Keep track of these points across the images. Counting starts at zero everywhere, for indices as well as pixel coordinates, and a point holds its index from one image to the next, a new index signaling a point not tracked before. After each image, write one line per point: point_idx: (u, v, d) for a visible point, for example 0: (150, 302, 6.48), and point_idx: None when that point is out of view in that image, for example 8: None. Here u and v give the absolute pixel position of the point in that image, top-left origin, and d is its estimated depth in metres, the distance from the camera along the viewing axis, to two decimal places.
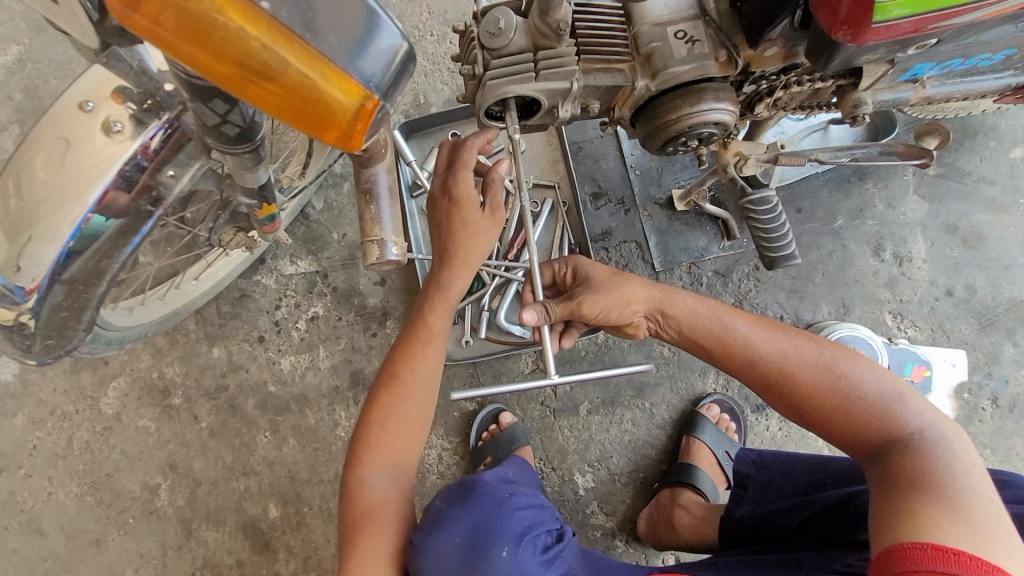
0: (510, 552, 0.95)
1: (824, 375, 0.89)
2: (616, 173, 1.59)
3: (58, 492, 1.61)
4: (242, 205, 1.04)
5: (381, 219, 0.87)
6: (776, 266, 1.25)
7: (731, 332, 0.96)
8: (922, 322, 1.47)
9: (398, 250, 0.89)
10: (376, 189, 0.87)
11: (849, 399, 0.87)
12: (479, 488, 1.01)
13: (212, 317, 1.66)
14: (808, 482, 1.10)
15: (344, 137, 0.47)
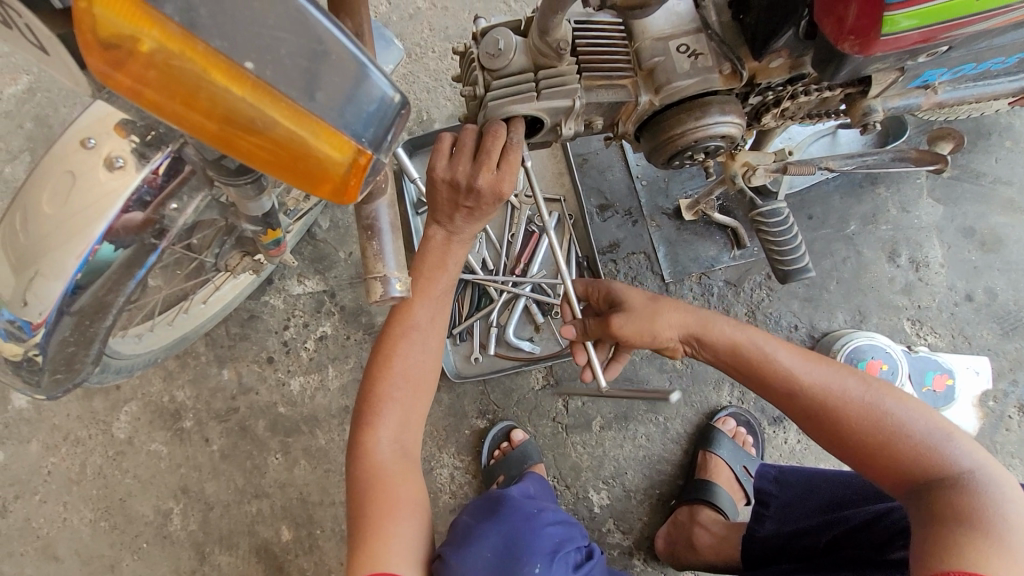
0: (542, 568, 0.93)
1: (869, 411, 0.88)
2: (622, 184, 1.57)
3: (73, 518, 1.61)
4: (247, 231, 1.04)
5: (384, 254, 0.71)
6: (789, 280, 1.22)
7: (771, 361, 0.94)
8: (942, 328, 1.43)
9: (403, 287, 0.72)
10: (377, 224, 0.71)
11: (893, 435, 0.86)
12: (507, 502, 1.02)
13: (222, 338, 1.67)
14: (832, 500, 1.09)
15: (339, 191, 0.47)
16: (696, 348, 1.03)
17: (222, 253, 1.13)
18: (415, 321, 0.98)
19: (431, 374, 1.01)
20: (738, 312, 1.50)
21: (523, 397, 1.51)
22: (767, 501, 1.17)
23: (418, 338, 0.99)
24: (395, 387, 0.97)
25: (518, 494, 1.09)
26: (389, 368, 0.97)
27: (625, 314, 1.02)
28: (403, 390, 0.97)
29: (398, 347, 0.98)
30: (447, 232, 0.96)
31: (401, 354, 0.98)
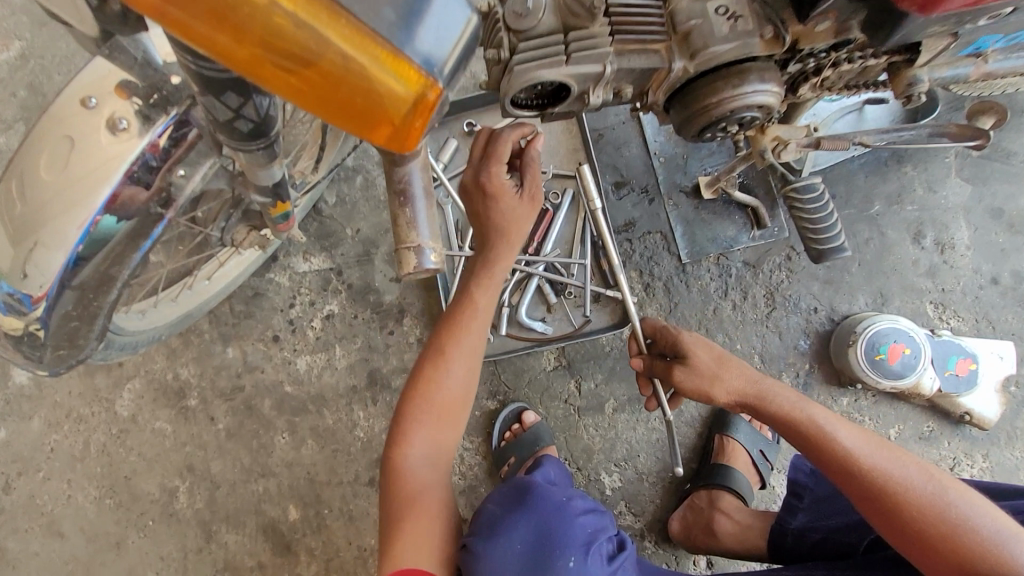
0: (576, 562, 0.92)
1: (931, 502, 0.86)
2: (639, 161, 1.53)
3: (77, 496, 1.61)
4: (255, 204, 0.99)
5: (416, 222, 0.68)
6: (823, 259, 1.18)
7: (834, 438, 0.93)
8: (965, 312, 1.41)
9: (438, 258, 0.69)
10: (410, 189, 0.68)
11: (958, 529, 0.84)
12: (538, 491, 0.99)
13: (226, 316, 1.63)
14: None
15: (400, 139, 0.43)
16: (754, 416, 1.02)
17: (228, 227, 1.09)
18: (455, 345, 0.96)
19: (473, 382, 0.97)
20: (756, 294, 1.46)
21: (534, 378, 1.48)
22: (800, 492, 1.16)
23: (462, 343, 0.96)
24: (433, 409, 0.94)
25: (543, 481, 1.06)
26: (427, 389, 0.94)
27: (685, 366, 1.04)
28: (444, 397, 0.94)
29: (436, 372, 0.94)
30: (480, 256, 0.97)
31: (443, 359, 0.95)
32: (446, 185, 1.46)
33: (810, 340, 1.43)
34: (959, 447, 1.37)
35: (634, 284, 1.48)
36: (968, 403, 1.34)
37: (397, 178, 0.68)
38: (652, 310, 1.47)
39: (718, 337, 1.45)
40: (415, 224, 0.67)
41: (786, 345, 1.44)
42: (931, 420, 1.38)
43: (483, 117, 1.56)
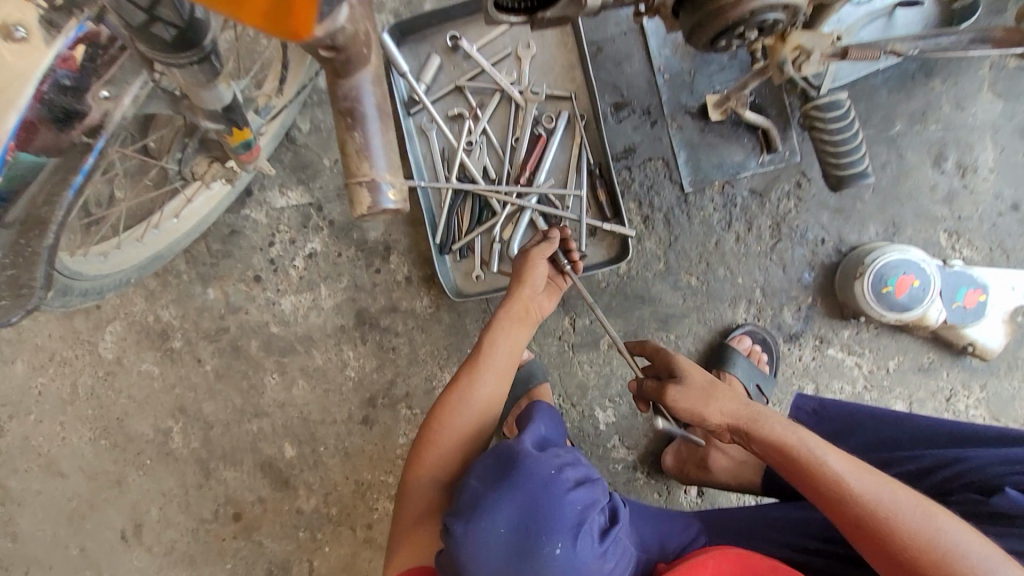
0: (564, 548, 0.78)
1: (924, 529, 0.79)
2: (641, 79, 1.40)
3: (71, 437, 1.61)
4: (210, 132, 0.88)
5: (369, 150, 0.58)
6: (844, 186, 1.18)
7: (823, 463, 0.86)
8: (980, 241, 1.34)
9: (397, 197, 0.59)
10: (359, 108, 0.57)
11: (948, 557, 0.77)
12: (523, 466, 0.82)
13: (203, 256, 1.55)
14: (875, 440, 1.07)
15: (285, 17, 0.43)
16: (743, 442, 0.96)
17: (186, 159, 0.98)
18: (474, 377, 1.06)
19: (490, 416, 1.07)
20: (762, 225, 1.38)
21: None
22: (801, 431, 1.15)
23: (490, 375, 1.07)
24: (450, 434, 1.04)
25: (533, 444, 0.90)
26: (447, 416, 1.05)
27: (679, 385, 1.00)
28: (465, 425, 1.05)
29: (457, 401, 1.05)
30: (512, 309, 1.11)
31: (468, 385, 1.06)
32: (430, 109, 1.34)
33: (815, 272, 1.37)
34: (957, 378, 1.35)
35: (632, 216, 1.40)
36: (972, 334, 1.30)
37: (344, 95, 0.57)
38: (651, 243, 1.39)
39: (719, 271, 1.39)
40: (368, 152, 0.57)
41: (790, 278, 1.38)
42: (932, 351, 1.35)
43: (468, 29, 1.40)
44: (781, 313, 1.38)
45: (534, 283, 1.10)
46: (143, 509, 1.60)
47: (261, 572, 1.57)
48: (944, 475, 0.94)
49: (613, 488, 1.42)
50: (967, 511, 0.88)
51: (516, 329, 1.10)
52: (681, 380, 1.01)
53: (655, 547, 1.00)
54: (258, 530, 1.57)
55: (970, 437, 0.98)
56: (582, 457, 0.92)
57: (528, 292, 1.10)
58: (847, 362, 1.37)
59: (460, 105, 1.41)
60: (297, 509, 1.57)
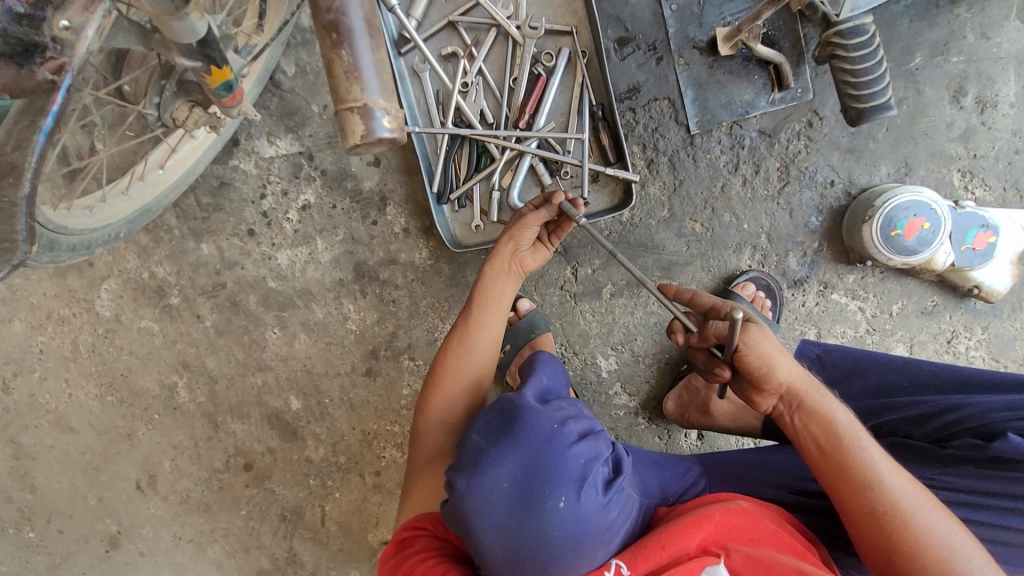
0: (567, 502, 0.78)
1: (940, 530, 0.78)
2: (647, 10, 1.31)
3: (78, 393, 1.62)
4: (189, 73, 0.82)
5: (359, 73, 0.56)
6: (863, 121, 1.11)
7: (857, 446, 0.84)
8: (994, 181, 1.30)
9: (392, 124, 0.57)
10: (346, 22, 0.55)
11: (952, 553, 0.77)
12: (525, 420, 0.82)
13: (193, 210, 1.51)
14: (878, 385, 1.08)
15: None
16: (787, 410, 0.91)
17: (165, 104, 0.92)
18: (470, 325, 1.07)
19: (490, 359, 1.09)
20: (770, 167, 1.33)
21: None
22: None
23: (489, 323, 1.08)
24: (450, 380, 1.06)
25: (535, 397, 0.90)
26: (449, 364, 1.07)
27: (760, 327, 0.91)
28: (467, 375, 1.06)
29: (454, 349, 1.07)
30: (504, 261, 1.07)
31: (467, 332, 1.07)
32: (422, 47, 1.26)
33: (822, 216, 1.34)
34: (960, 320, 1.35)
35: (636, 160, 1.35)
36: (979, 276, 1.28)
37: (327, 8, 0.55)
38: (656, 189, 1.35)
39: (724, 216, 1.35)
40: (358, 74, 0.55)
41: (796, 223, 1.34)
42: (937, 294, 1.34)
43: None
44: (786, 259, 1.36)
45: (519, 240, 1.06)
46: (156, 461, 1.64)
47: (275, 517, 1.63)
48: (945, 422, 0.95)
49: (615, 433, 1.45)
50: (967, 455, 0.90)
51: (509, 280, 1.08)
52: (758, 324, 0.92)
53: (659, 489, 1.01)
54: (270, 478, 1.61)
55: (976, 382, 0.99)
56: (584, 410, 0.92)
57: (513, 246, 1.07)
58: (850, 307, 1.36)
59: (453, 43, 1.33)
60: (306, 458, 1.60)
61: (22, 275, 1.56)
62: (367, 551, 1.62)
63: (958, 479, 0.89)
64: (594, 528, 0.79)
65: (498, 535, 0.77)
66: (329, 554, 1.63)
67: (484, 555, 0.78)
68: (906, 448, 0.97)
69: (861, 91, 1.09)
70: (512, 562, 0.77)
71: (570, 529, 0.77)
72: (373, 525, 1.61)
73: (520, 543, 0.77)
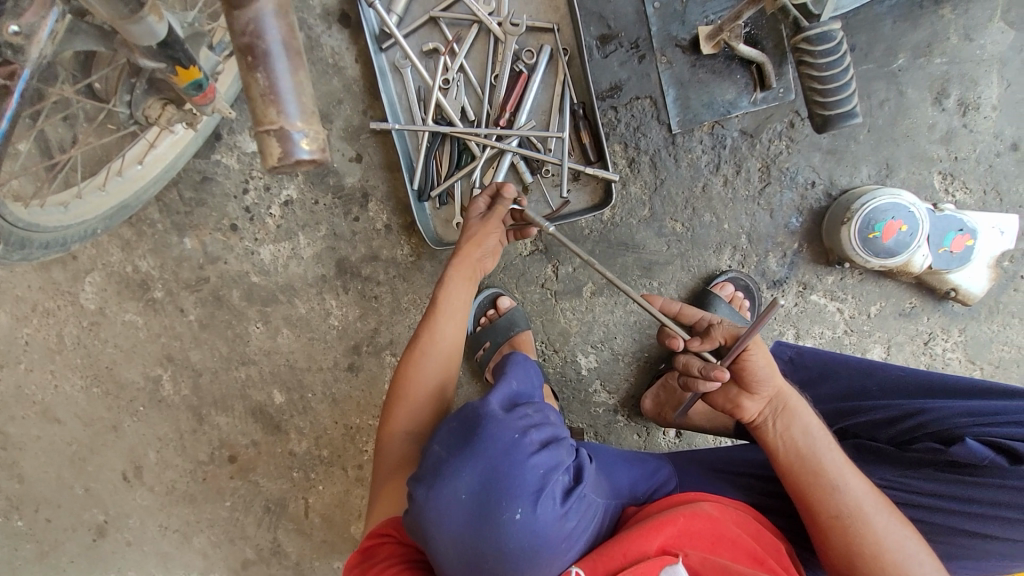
0: (524, 514, 0.79)
1: (891, 538, 0.81)
2: (629, 7, 1.30)
3: (64, 385, 1.63)
4: (157, 73, 0.82)
5: (277, 92, 0.56)
6: (828, 128, 1.11)
7: (822, 457, 0.86)
8: (975, 183, 1.30)
9: (312, 145, 0.57)
10: (263, 43, 0.56)
11: (896, 563, 0.80)
12: (484, 431, 0.82)
13: (176, 204, 1.51)
14: (848, 388, 1.09)
15: None
16: (770, 415, 0.91)
17: (137, 101, 0.92)
18: (428, 334, 1.09)
19: (453, 364, 1.12)
20: (751, 168, 1.33)
21: (509, 264, 1.42)
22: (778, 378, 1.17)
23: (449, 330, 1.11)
24: (410, 390, 1.07)
25: (501, 403, 0.90)
26: (408, 375, 1.08)
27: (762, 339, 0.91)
28: (429, 384, 1.08)
29: (413, 360, 1.09)
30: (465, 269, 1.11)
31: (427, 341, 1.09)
32: (402, 44, 1.25)
33: (802, 217, 1.34)
34: (937, 322, 1.35)
35: (617, 158, 1.34)
36: (956, 279, 1.29)
37: (242, 28, 0.55)
38: (636, 188, 1.35)
39: (705, 216, 1.35)
40: (275, 95, 0.56)
41: (776, 224, 1.34)
42: (915, 296, 1.34)
43: None
44: (765, 259, 1.36)
45: (484, 246, 1.11)
46: (141, 453, 1.66)
47: (259, 509, 1.65)
48: (909, 425, 0.96)
49: (594, 430, 1.46)
50: (926, 458, 0.91)
51: (460, 283, 1.11)
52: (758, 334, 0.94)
53: (628, 489, 1.02)
54: (254, 470, 1.63)
55: (940, 387, 1.00)
56: (550, 416, 0.93)
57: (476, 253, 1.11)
58: (828, 308, 1.36)
59: (435, 39, 1.32)
60: (290, 451, 1.61)
61: (5, 268, 1.57)
62: (349, 543, 1.65)
63: (921, 482, 0.90)
64: (551, 538, 0.80)
65: (456, 544, 0.79)
66: (313, 545, 1.65)
67: (443, 562, 0.80)
68: (871, 451, 0.98)
69: (827, 98, 1.09)
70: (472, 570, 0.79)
71: (527, 540, 0.78)
72: (356, 518, 1.63)
73: (479, 551, 0.78)
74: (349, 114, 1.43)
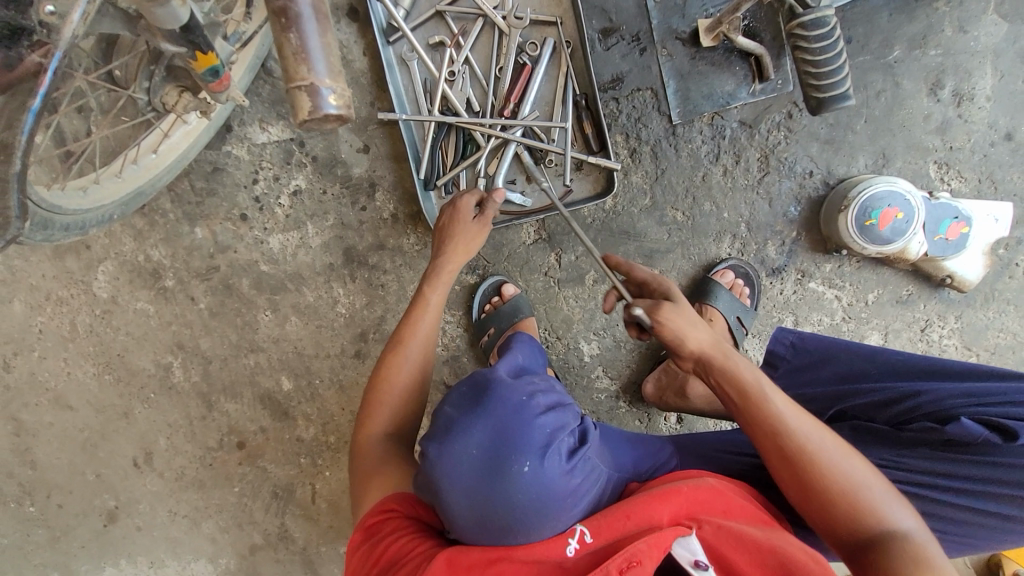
0: (533, 466, 0.83)
1: (842, 469, 0.82)
2: (631, 1, 1.34)
3: (76, 372, 1.67)
4: (176, 58, 0.86)
5: (308, 52, 0.60)
6: (823, 111, 1.14)
7: (764, 405, 0.85)
8: (970, 172, 1.32)
9: (338, 102, 0.61)
10: (296, 7, 0.59)
11: (853, 491, 0.81)
12: (495, 391, 0.88)
13: (187, 194, 1.54)
14: (846, 372, 1.10)
15: None
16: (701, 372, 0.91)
17: (155, 88, 0.96)
18: (406, 337, 1.12)
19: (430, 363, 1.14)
20: (750, 158, 1.36)
21: (513, 252, 1.46)
22: (777, 362, 1.17)
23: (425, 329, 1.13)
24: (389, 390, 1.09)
25: (508, 372, 0.96)
26: (387, 377, 1.10)
27: (675, 307, 0.90)
28: (406, 382, 1.10)
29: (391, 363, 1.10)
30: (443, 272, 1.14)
31: (406, 342, 1.12)
32: (409, 37, 1.29)
33: (801, 206, 1.36)
34: (934, 309, 1.38)
35: (619, 149, 1.37)
36: (952, 267, 1.31)
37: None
38: (638, 178, 1.38)
39: (705, 206, 1.38)
40: (305, 54, 0.59)
41: (775, 213, 1.37)
42: (911, 283, 1.37)
43: None
44: (765, 247, 1.39)
45: (467, 245, 1.15)
46: (152, 439, 1.69)
47: (267, 494, 1.68)
48: (906, 407, 0.99)
49: (596, 416, 1.49)
50: (922, 438, 0.94)
51: (439, 288, 1.14)
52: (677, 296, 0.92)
53: (632, 466, 1.05)
54: (262, 456, 1.66)
55: (935, 369, 1.02)
56: (555, 388, 0.99)
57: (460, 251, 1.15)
58: (827, 295, 1.39)
59: (441, 33, 1.36)
60: (297, 437, 1.65)
61: (20, 256, 1.61)
62: None
63: (919, 461, 0.93)
64: (558, 492, 0.83)
65: (468, 499, 0.82)
66: (319, 531, 1.68)
67: (456, 519, 0.83)
68: (869, 432, 1.00)
69: (821, 81, 1.12)
70: (482, 526, 0.82)
71: (536, 492, 0.82)
72: None
73: (488, 505, 0.81)
74: (356, 105, 1.47)
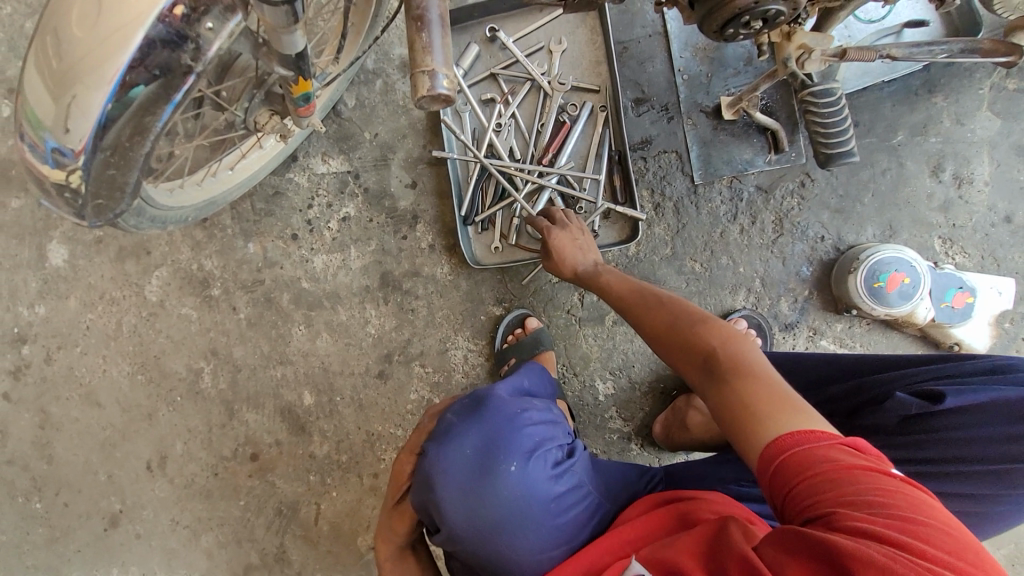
0: (518, 467, 1.01)
1: (672, 323, 1.00)
2: (662, 77, 1.52)
3: (111, 369, 1.75)
4: (277, 83, 1.02)
5: (432, 47, 0.74)
6: (831, 165, 1.27)
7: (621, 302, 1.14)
8: (973, 249, 1.41)
9: (449, 84, 0.75)
10: (427, 16, 0.75)
11: (682, 335, 0.96)
12: (490, 404, 1.07)
13: (247, 213, 1.69)
14: (813, 378, 1.18)
15: None
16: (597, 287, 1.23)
17: (251, 108, 1.13)
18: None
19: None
20: (765, 220, 1.47)
21: (539, 288, 1.58)
22: None
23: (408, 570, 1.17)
24: None
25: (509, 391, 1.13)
26: None
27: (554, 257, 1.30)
28: None
29: None
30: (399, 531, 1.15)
31: None
32: (466, 92, 1.47)
33: (813, 267, 1.45)
34: None
35: (644, 202, 1.50)
36: (959, 334, 1.39)
37: (416, 4, 0.75)
38: (660, 229, 1.49)
39: (722, 259, 1.48)
40: (431, 49, 0.73)
41: (788, 271, 1.46)
42: (920, 349, 1.42)
43: (506, 22, 1.54)
44: (778, 303, 1.46)
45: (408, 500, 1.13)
46: (169, 443, 1.73)
47: (271, 511, 1.68)
48: (857, 396, 1.08)
49: (607, 456, 1.52)
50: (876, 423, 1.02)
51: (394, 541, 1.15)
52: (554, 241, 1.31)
53: (620, 483, 1.12)
54: (272, 471, 1.68)
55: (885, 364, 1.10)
56: (553, 408, 1.15)
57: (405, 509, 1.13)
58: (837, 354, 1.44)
59: (492, 91, 1.54)
60: (309, 453, 1.68)
61: (85, 256, 1.73)
62: (354, 555, 1.66)
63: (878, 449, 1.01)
64: (540, 493, 1.00)
65: (460, 495, 1.01)
66: (317, 555, 1.66)
67: (454, 521, 1.01)
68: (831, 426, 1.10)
69: (829, 142, 1.26)
70: (473, 525, 1.01)
71: (519, 490, 1.00)
72: (363, 529, 1.66)
73: (478, 496, 1.00)
74: (410, 147, 1.66)
